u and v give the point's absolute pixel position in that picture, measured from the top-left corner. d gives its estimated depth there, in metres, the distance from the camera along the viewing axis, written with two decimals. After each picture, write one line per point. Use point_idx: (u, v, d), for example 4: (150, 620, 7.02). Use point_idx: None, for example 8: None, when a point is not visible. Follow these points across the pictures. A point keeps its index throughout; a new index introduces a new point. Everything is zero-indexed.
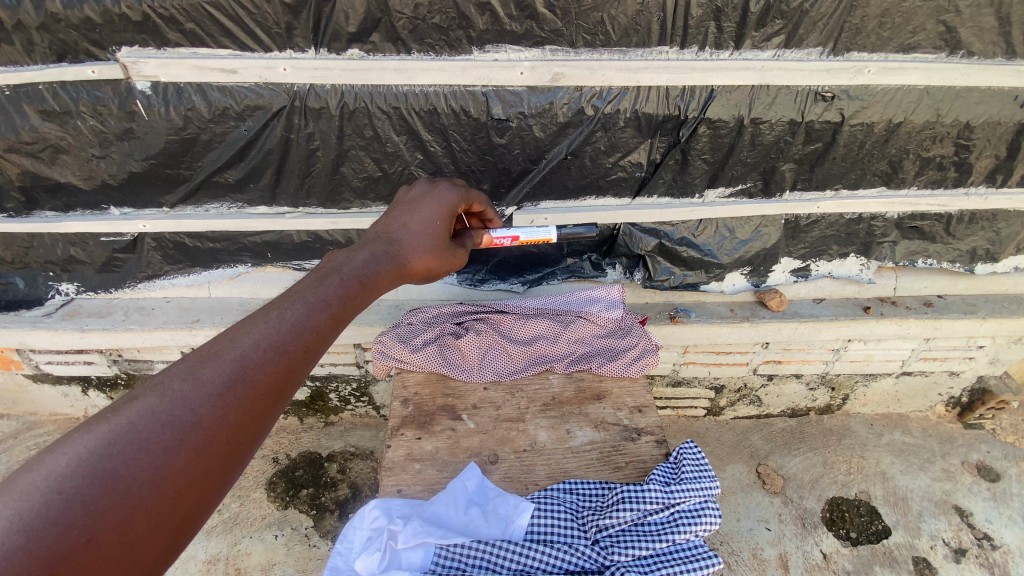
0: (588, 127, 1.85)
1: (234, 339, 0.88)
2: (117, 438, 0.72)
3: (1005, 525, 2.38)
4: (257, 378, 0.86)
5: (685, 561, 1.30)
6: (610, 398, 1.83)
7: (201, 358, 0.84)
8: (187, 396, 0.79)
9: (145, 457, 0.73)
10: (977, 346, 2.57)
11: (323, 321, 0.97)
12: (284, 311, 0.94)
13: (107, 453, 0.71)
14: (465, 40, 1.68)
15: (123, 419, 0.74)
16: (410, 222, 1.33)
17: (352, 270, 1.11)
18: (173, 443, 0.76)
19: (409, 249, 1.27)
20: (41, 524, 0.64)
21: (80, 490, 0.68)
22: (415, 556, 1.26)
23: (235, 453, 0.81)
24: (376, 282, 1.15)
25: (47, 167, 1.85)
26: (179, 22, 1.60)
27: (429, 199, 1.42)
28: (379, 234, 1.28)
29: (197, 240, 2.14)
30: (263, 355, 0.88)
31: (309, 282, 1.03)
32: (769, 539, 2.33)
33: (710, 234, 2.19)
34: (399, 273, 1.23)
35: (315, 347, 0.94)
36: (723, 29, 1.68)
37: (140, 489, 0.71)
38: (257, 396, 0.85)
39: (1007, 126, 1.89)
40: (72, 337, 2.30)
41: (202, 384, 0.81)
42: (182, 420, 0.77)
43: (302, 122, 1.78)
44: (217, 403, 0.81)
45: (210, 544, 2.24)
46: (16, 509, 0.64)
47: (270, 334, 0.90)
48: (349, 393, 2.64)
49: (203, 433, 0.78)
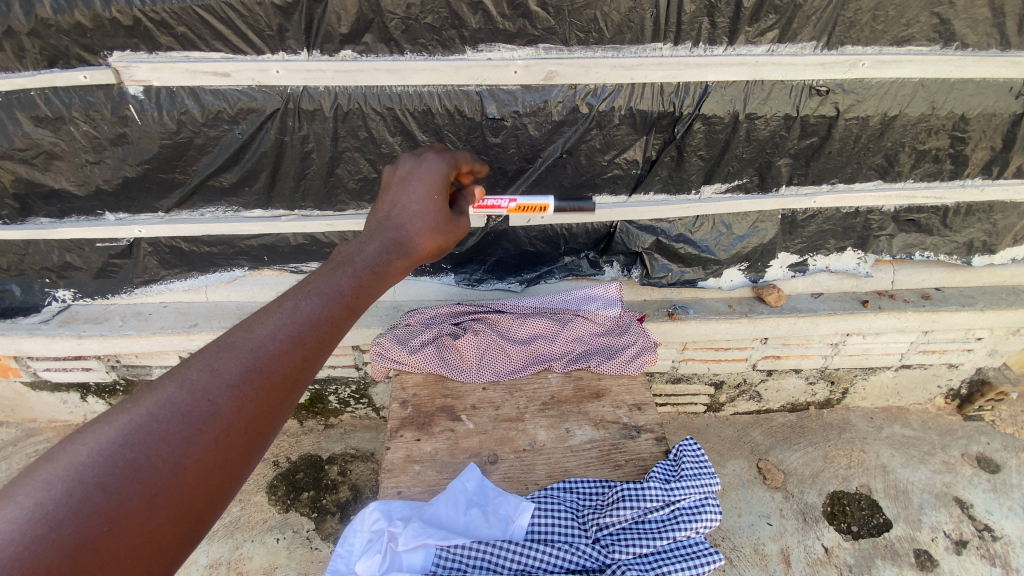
0: (582, 125, 1.85)
1: (250, 329, 0.86)
2: (136, 428, 0.72)
3: (1005, 517, 2.39)
4: (273, 370, 0.84)
5: (686, 558, 1.29)
6: (609, 396, 1.83)
7: (218, 348, 0.83)
8: (205, 387, 0.78)
9: (163, 447, 0.72)
10: (976, 338, 2.57)
11: (339, 312, 0.95)
12: (299, 302, 0.92)
13: (127, 443, 0.71)
14: (459, 39, 1.68)
15: (142, 410, 0.73)
16: (411, 199, 1.26)
17: (364, 260, 1.07)
18: (191, 433, 0.75)
19: (416, 233, 1.21)
20: (63, 513, 0.64)
21: (102, 479, 0.68)
22: (415, 557, 1.26)
23: (251, 443, 0.80)
24: (390, 272, 1.11)
25: (41, 174, 1.85)
26: (171, 26, 1.59)
27: (422, 174, 1.34)
28: (383, 218, 1.21)
29: (193, 244, 2.14)
30: (280, 346, 0.86)
31: (322, 272, 1.01)
32: (770, 534, 2.33)
33: (707, 230, 2.19)
34: (410, 259, 1.18)
35: (330, 337, 0.92)
36: (717, 25, 1.68)
37: (160, 479, 0.71)
38: (273, 388, 0.84)
39: (1002, 117, 1.89)
40: (69, 344, 2.29)
41: (219, 374, 0.80)
42: (200, 410, 0.76)
43: (296, 124, 1.78)
44: (234, 394, 0.80)
45: (211, 549, 2.23)
46: (38, 499, 0.64)
47: (286, 325, 0.89)
48: (348, 395, 2.63)
49: (222, 424, 0.77)
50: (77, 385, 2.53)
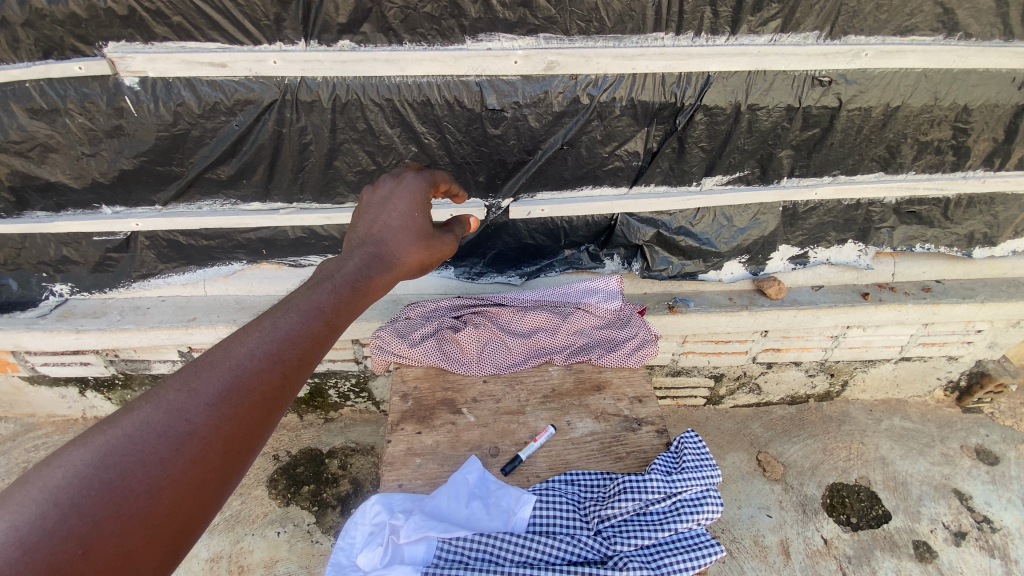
0: (583, 116, 1.83)
1: (228, 349, 0.83)
2: (112, 449, 0.67)
3: (1004, 508, 2.40)
4: (252, 388, 0.80)
5: (688, 550, 1.28)
6: (610, 388, 1.83)
7: (195, 367, 0.78)
8: (182, 406, 0.74)
9: (140, 467, 0.67)
10: (976, 331, 2.57)
11: (319, 328, 0.92)
12: (277, 319, 0.89)
13: (103, 464, 0.66)
14: (458, 29, 1.66)
15: (118, 430, 0.68)
16: (393, 218, 1.26)
17: (344, 276, 1.05)
18: (170, 453, 0.70)
19: (398, 248, 1.20)
20: (37, 536, 0.59)
21: (77, 501, 0.63)
22: (417, 550, 1.26)
23: (231, 463, 0.75)
24: (370, 287, 1.08)
25: (36, 166, 1.83)
26: (166, 16, 1.57)
27: (400, 194, 1.33)
28: (363, 238, 1.20)
29: (190, 238, 2.12)
30: (258, 363, 0.82)
31: (302, 290, 0.98)
32: (770, 526, 2.33)
33: (708, 223, 2.18)
34: (392, 274, 1.15)
35: (311, 354, 0.88)
36: (720, 14, 1.67)
37: (137, 499, 0.66)
38: (253, 406, 0.79)
39: (1005, 108, 1.88)
40: (67, 338, 2.27)
41: (197, 393, 0.75)
42: (177, 430, 0.72)
43: (294, 115, 1.76)
44: (213, 412, 0.75)
45: (212, 543, 2.23)
46: (11, 522, 0.58)
47: (264, 343, 0.85)
48: (348, 389, 2.63)
49: (200, 443, 0.73)
50: (75, 380, 2.52)
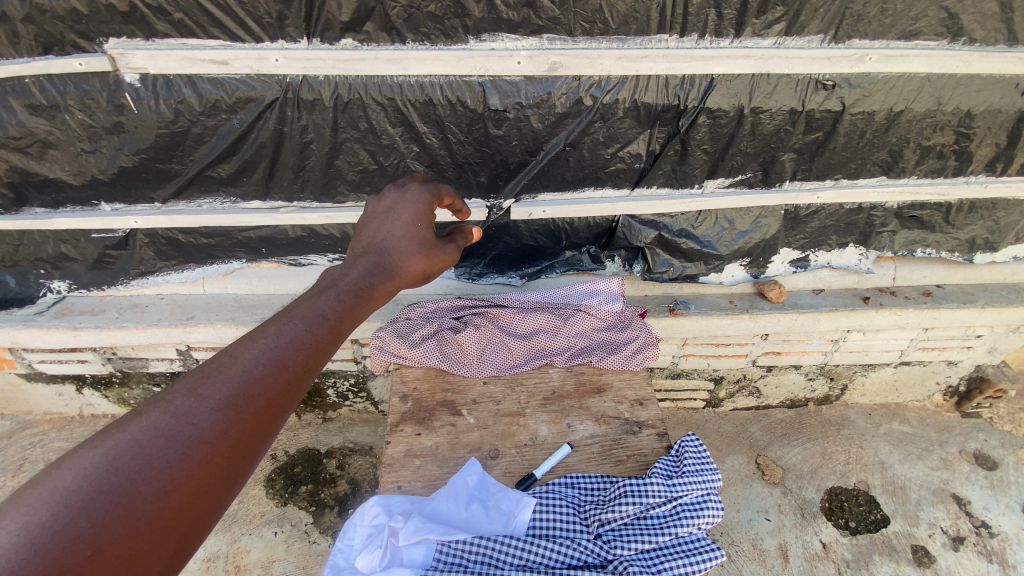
0: (586, 117, 1.83)
1: (234, 355, 0.82)
2: (121, 453, 0.66)
3: (1003, 513, 2.39)
4: (258, 393, 0.79)
5: (690, 554, 1.27)
6: (610, 391, 1.82)
7: (201, 372, 0.77)
8: (190, 411, 0.73)
9: (148, 471, 0.66)
10: (976, 336, 2.57)
11: (323, 335, 0.91)
12: (282, 326, 0.88)
13: (112, 467, 0.65)
14: (462, 29, 1.65)
15: (126, 434, 0.68)
16: (395, 227, 1.25)
17: (347, 284, 1.04)
18: (178, 458, 0.69)
19: (400, 257, 1.19)
20: (48, 538, 0.58)
21: (86, 503, 0.62)
22: (415, 552, 1.25)
23: (236, 467, 0.74)
24: (373, 296, 1.07)
25: (35, 162, 1.82)
26: (168, 12, 1.55)
27: (405, 203, 1.32)
28: (366, 247, 1.19)
29: (190, 236, 2.11)
30: (263, 370, 0.81)
31: (306, 297, 0.97)
32: (768, 530, 2.33)
33: (709, 225, 2.17)
34: (394, 283, 1.14)
35: (315, 360, 0.88)
36: (724, 16, 1.65)
37: (145, 501, 0.65)
38: (257, 411, 0.78)
39: (1007, 114, 1.88)
40: (65, 336, 2.26)
41: (203, 399, 0.75)
42: (184, 434, 0.71)
43: (296, 114, 1.75)
44: (219, 417, 0.74)
45: (209, 543, 2.22)
46: (23, 523, 0.58)
47: (270, 349, 0.84)
48: (347, 389, 2.61)
49: (207, 447, 0.72)
50: (72, 377, 2.51)
